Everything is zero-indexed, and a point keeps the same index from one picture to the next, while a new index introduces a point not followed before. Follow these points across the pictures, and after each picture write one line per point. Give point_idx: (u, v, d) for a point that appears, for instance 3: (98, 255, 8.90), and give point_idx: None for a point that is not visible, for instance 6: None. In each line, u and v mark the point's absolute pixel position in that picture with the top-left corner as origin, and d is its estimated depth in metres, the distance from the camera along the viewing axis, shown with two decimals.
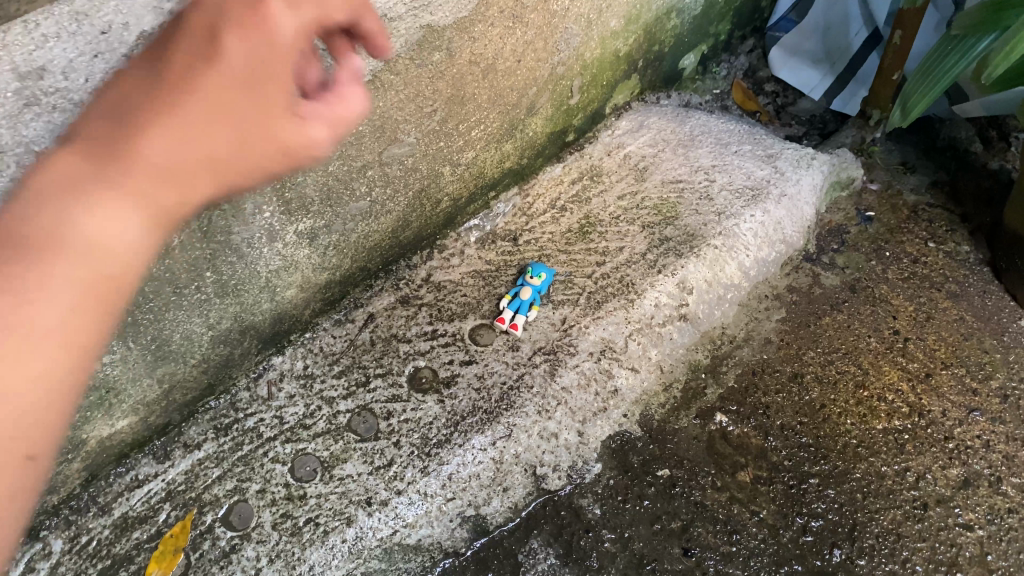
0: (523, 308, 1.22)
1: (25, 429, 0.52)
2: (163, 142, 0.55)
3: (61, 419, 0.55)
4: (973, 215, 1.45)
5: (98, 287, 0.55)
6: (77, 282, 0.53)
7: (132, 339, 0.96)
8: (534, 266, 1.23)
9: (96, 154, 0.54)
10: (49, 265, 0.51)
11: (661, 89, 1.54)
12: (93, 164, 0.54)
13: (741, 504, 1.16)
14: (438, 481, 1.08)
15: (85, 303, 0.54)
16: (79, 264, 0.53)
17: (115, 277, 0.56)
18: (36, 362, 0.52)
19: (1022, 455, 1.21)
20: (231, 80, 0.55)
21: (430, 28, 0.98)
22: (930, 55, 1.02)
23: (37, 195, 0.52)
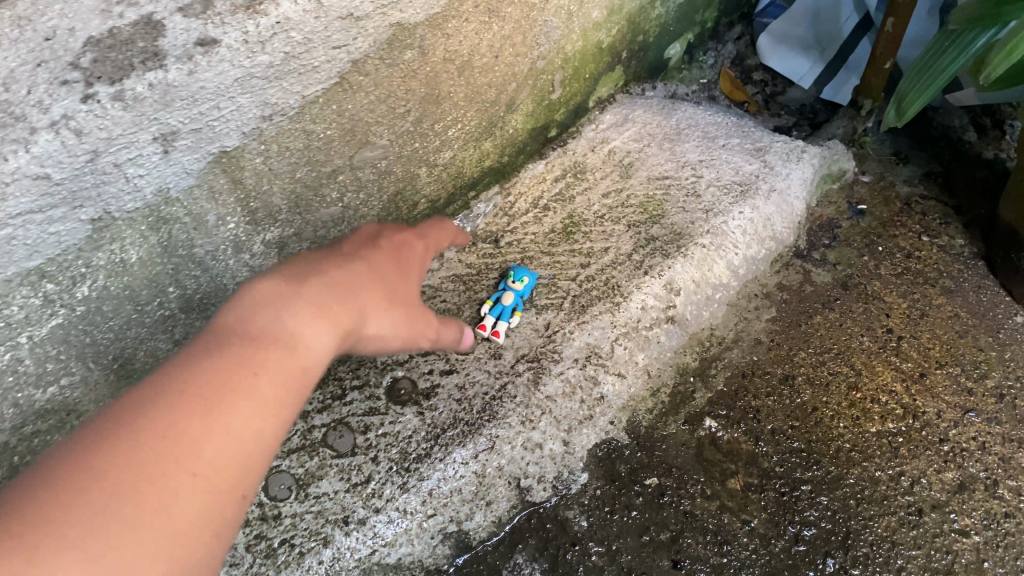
0: (506, 313, 1.17)
1: (241, 473, 0.65)
2: (349, 267, 0.82)
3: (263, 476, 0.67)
4: (967, 207, 1.41)
5: (295, 377, 0.71)
6: (281, 367, 0.70)
7: (92, 360, 0.91)
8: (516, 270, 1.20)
9: (295, 282, 0.76)
10: (273, 353, 0.70)
11: (646, 80, 1.49)
12: (293, 289, 0.76)
13: (731, 512, 1.13)
14: (418, 497, 1.05)
15: (285, 386, 0.70)
16: (284, 356, 0.71)
17: (307, 377, 0.73)
18: (254, 419, 0.66)
19: (1019, 456, 1.17)
20: (399, 280, 0.88)
21: (400, 25, 0.93)
22: (927, 51, 1.00)
23: (264, 302, 0.73)
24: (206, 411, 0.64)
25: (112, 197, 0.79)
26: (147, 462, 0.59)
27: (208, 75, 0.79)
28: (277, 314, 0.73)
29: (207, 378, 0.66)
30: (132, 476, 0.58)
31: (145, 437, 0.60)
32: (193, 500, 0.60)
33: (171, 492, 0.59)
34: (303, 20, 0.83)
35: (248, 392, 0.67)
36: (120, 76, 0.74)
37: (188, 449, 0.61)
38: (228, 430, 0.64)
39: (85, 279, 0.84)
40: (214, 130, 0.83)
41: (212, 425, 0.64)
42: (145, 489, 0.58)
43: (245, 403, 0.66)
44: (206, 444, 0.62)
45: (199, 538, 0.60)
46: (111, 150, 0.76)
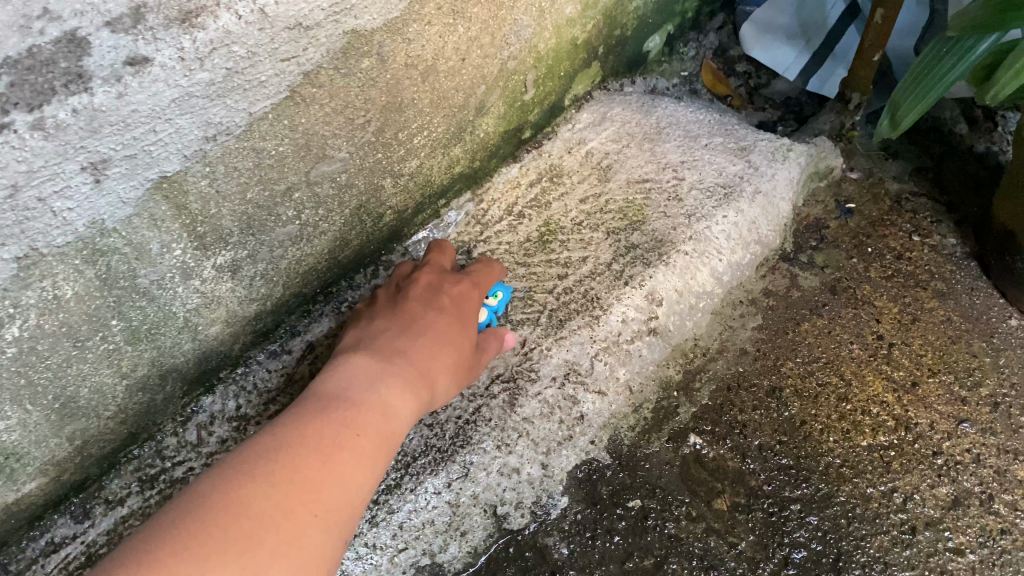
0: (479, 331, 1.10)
1: (348, 519, 0.72)
2: (420, 340, 0.95)
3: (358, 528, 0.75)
4: (959, 204, 1.36)
5: (384, 445, 0.80)
6: (376, 434, 0.80)
7: (29, 401, 0.84)
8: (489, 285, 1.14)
9: (381, 359, 0.90)
10: (372, 423, 0.80)
11: (625, 75, 1.43)
12: (378, 364, 0.89)
13: (718, 535, 1.08)
14: (388, 531, 1.00)
15: (381, 449, 0.79)
16: (381, 422, 0.81)
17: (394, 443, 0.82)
18: (363, 474, 0.75)
19: (1015, 469, 1.13)
20: (459, 338, 0.99)
21: (355, 33, 0.86)
22: (923, 59, 0.95)
23: (371, 362, 0.89)
24: (321, 464, 0.72)
25: (37, 233, 0.72)
26: (285, 500, 0.67)
27: (142, 97, 0.72)
28: (369, 390, 0.84)
29: (324, 436, 0.75)
30: (267, 512, 0.65)
31: (277, 478, 0.69)
32: (316, 540, 0.67)
33: (300, 529, 0.66)
34: (246, 33, 0.75)
35: (355, 450, 0.76)
36: (40, 102, 0.65)
37: (314, 492, 0.69)
38: (342, 482, 0.72)
39: (14, 320, 0.77)
40: (150, 155, 0.76)
41: (330, 473, 0.72)
42: (279, 525, 0.65)
43: (358, 458, 0.75)
44: (326, 490, 0.70)
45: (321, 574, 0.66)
46: (33, 184, 0.69)
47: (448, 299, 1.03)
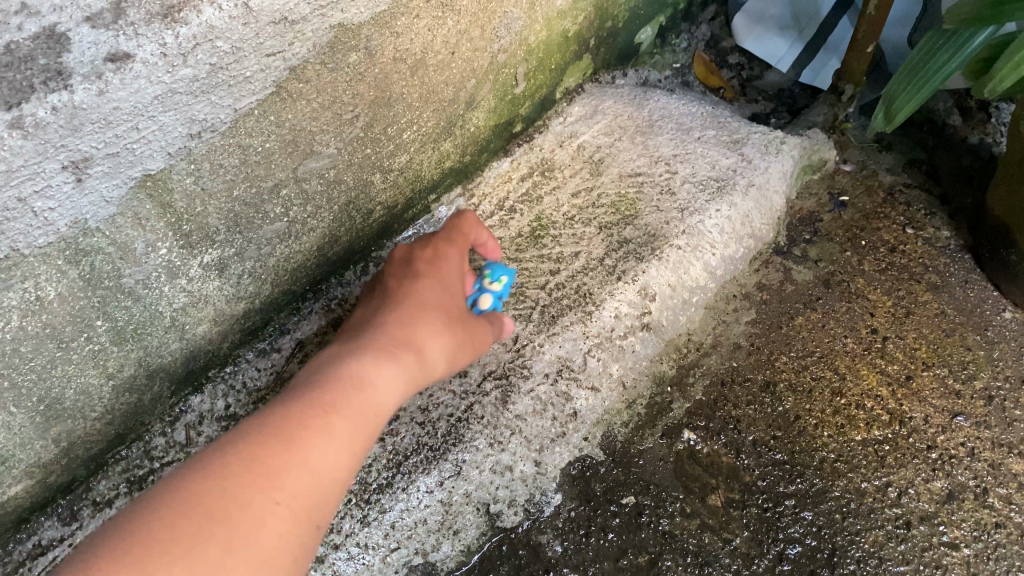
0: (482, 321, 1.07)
1: (319, 505, 0.68)
2: (401, 320, 0.92)
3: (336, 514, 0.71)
4: (953, 196, 1.35)
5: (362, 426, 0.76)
6: (353, 412, 0.75)
7: (13, 404, 0.83)
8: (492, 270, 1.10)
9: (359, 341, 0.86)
10: (349, 403, 0.76)
11: (617, 67, 1.42)
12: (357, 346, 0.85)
13: (712, 531, 1.07)
14: (380, 531, 0.99)
15: (360, 428, 0.75)
16: (359, 400, 0.77)
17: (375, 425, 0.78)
18: (335, 457, 0.71)
19: (1009, 463, 1.13)
20: (443, 315, 0.96)
21: (342, 27, 0.84)
22: (918, 51, 0.94)
23: (348, 345, 0.86)
24: (285, 447, 0.68)
25: (18, 233, 0.71)
26: (245, 489, 0.63)
27: (123, 94, 0.70)
28: (345, 368, 0.80)
29: (295, 417, 0.71)
30: (224, 503, 0.61)
31: (235, 468, 0.65)
32: (278, 530, 0.63)
33: (260, 518, 0.62)
34: (229, 27, 0.74)
35: (328, 430, 0.71)
36: (17, 100, 0.65)
37: (277, 478, 0.65)
38: (310, 465, 0.68)
39: None
40: (134, 153, 0.75)
41: (300, 457, 0.68)
42: (237, 517, 0.61)
43: (331, 438, 0.71)
44: (290, 474, 0.66)
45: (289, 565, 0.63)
46: (12, 184, 0.68)
47: (433, 270, 1.02)
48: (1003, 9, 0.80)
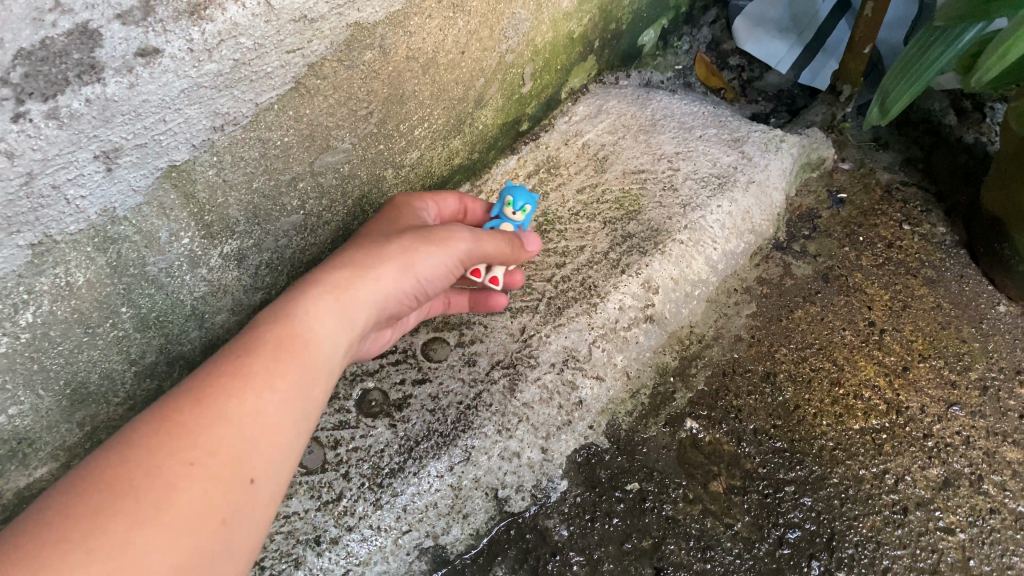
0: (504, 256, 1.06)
1: (252, 455, 0.68)
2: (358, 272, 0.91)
3: (284, 459, 0.72)
4: (948, 193, 1.39)
5: (289, 379, 0.74)
6: (282, 358, 0.75)
7: (41, 387, 0.86)
8: (515, 196, 1.03)
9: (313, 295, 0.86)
10: (280, 345, 0.75)
11: (620, 68, 1.46)
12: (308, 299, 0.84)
13: (715, 517, 1.10)
14: (392, 514, 1.02)
15: (296, 367, 0.75)
16: (288, 347, 0.76)
17: (321, 362, 0.78)
18: (261, 404, 0.71)
19: (1004, 451, 1.16)
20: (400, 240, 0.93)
21: (358, 25, 0.88)
22: (912, 48, 0.98)
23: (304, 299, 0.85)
24: (202, 411, 0.67)
25: (51, 220, 0.74)
26: (158, 452, 0.63)
27: (152, 88, 0.74)
28: (278, 321, 0.77)
29: (219, 370, 0.71)
30: (137, 473, 0.61)
31: (153, 434, 0.65)
32: (203, 487, 0.63)
33: (181, 482, 0.62)
34: (252, 24, 0.77)
35: (245, 384, 0.71)
36: (54, 92, 0.68)
37: (198, 436, 0.66)
38: (231, 417, 0.68)
39: (28, 306, 0.79)
40: (161, 144, 0.78)
41: (220, 413, 0.68)
42: (152, 485, 0.61)
43: (255, 385, 0.71)
44: (211, 430, 0.66)
45: (215, 533, 0.63)
46: (47, 172, 0.71)
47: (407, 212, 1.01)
48: (989, 7, 0.84)
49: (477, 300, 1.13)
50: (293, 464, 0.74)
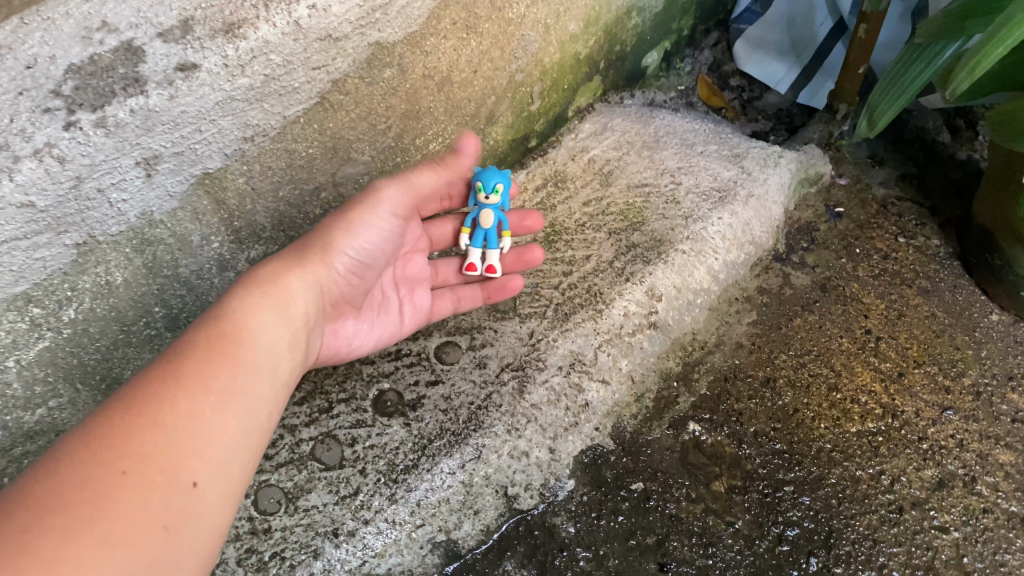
0: (494, 239, 1.15)
1: (188, 458, 0.71)
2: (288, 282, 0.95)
3: (226, 458, 0.75)
4: (942, 208, 1.45)
5: (223, 379, 0.78)
6: (212, 358, 0.78)
7: (80, 381, 0.91)
8: (486, 179, 1.10)
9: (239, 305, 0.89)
10: (209, 347, 0.79)
11: (624, 88, 1.53)
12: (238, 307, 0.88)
13: (716, 515, 1.14)
14: (406, 508, 1.06)
15: (226, 366, 0.79)
16: (216, 347, 0.80)
17: (253, 359, 0.82)
18: (193, 405, 0.74)
19: (996, 453, 1.20)
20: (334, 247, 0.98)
21: (379, 45, 0.95)
22: (896, 64, 1.06)
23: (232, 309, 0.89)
24: (134, 420, 0.70)
25: (95, 222, 0.81)
26: (90, 464, 0.65)
27: (190, 99, 0.81)
28: (205, 329, 0.81)
29: (146, 378, 0.74)
30: (69, 487, 0.63)
31: (84, 447, 0.66)
32: (138, 493, 0.66)
33: (114, 490, 0.64)
34: (282, 42, 0.84)
35: (177, 389, 0.74)
36: (101, 103, 0.75)
37: (129, 443, 0.68)
38: (163, 421, 0.71)
39: (71, 302, 0.85)
40: (196, 153, 0.85)
41: (151, 419, 0.70)
42: (85, 496, 0.63)
43: (186, 389, 0.74)
44: (142, 437, 0.69)
45: (161, 530, 0.66)
46: (94, 177, 0.78)
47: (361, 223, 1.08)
48: (967, 22, 0.94)
49: (488, 289, 1.20)
50: (238, 464, 0.76)
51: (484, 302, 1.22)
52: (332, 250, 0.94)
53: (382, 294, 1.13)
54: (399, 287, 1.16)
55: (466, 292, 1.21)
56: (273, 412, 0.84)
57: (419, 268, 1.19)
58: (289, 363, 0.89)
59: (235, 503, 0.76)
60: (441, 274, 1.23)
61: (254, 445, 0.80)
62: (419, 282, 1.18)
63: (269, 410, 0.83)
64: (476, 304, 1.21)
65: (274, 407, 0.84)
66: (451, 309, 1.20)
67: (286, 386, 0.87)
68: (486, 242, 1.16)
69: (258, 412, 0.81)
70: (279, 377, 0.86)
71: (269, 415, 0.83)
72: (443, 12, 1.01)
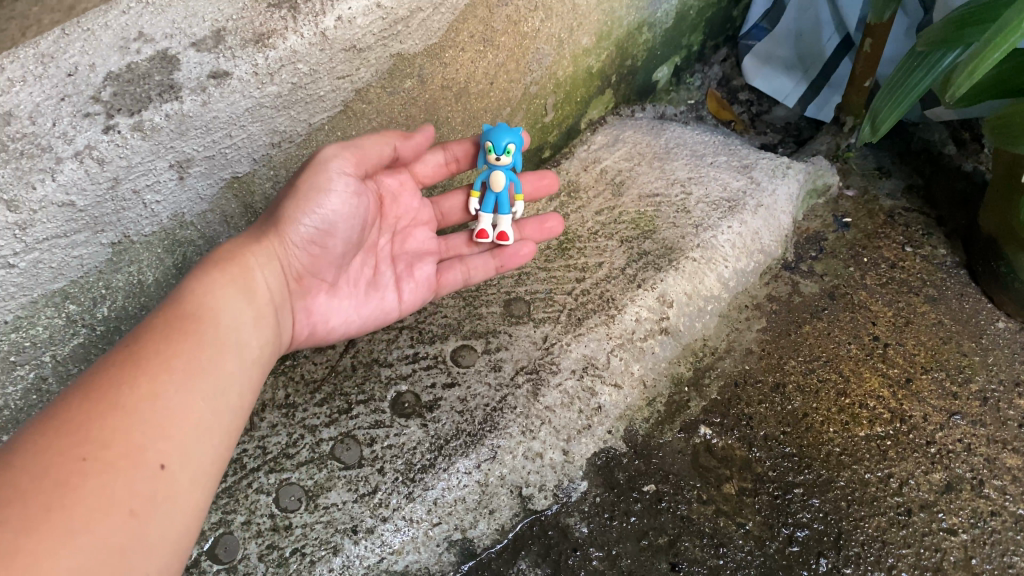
0: (505, 203, 1.14)
1: (152, 442, 0.73)
2: None
3: (193, 437, 0.76)
4: (948, 218, 1.48)
5: (184, 361, 0.79)
6: (172, 339, 0.80)
7: None
8: (497, 139, 1.07)
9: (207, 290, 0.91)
10: (167, 330, 0.81)
11: (635, 102, 1.60)
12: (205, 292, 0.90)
13: (726, 516, 1.14)
14: (424, 507, 1.08)
15: (187, 345, 0.81)
16: (176, 327, 0.81)
17: (218, 337, 0.84)
18: (153, 389, 0.75)
19: (1004, 457, 1.20)
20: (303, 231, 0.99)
21: (400, 56, 0.99)
22: (898, 72, 1.14)
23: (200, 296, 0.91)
24: (95, 405, 0.71)
25: (130, 222, 0.86)
26: (47, 453, 0.67)
27: (222, 106, 0.85)
28: (165, 313, 0.83)
29: (105, 365, 0.76)
30: (28, 477, 0.65)
31: (46, 435, 0.68)
32: (100, 479, 0.67)
33: (74, 478, 0.66)
34: (308, 52, 0.88)
35: (138, 374, 0.75)
36: (139, 108, 0.80)
37: (87, 430, 0.70)
38: (122, 405, 0.73)
39: (105, 299, 0.91)
40: (227, 157, 0.90)
41: (110, 404, 0.72)
42: (44, 486, 0.65)
43: (146, 374, 0.76)
44: (101, 422, 0.71)
45: (128, 512, 0.68)
46: (130, 178, 0.83)
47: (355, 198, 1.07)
48: (966, 30, 1.02)
49: (500, 258, 1.17)
50: (208, 442, 0.78)
51: (496, 271, 1.19)
52: (294, 220, 0.93)
53: (373, 271, 1.11)
54: (397, 263, 1.13)
55: (477, 263, 1.18)
56: (246, 392, 0.85)
57: (424, 244, 1.17)
58: (259, 341, 0.90)
59: (211, 483, 0.78)
60: (451, 247, 1.20)
61: (226, 423, 0.81)
62: (421, 256, 1.16)
63: (239, 388, 0.84)
64: (489, 274, 1.19)
65: (246, 385, 0.86)
66: (461, 281, 1.18)
67: (257, 366, 0.89)
68: (497, 206, 1.15)
69: (226, 390, 0.82)
70: (248, 354, 0.87)
71: (241, 394, 0.85)
72: (462, 25, 1.05)
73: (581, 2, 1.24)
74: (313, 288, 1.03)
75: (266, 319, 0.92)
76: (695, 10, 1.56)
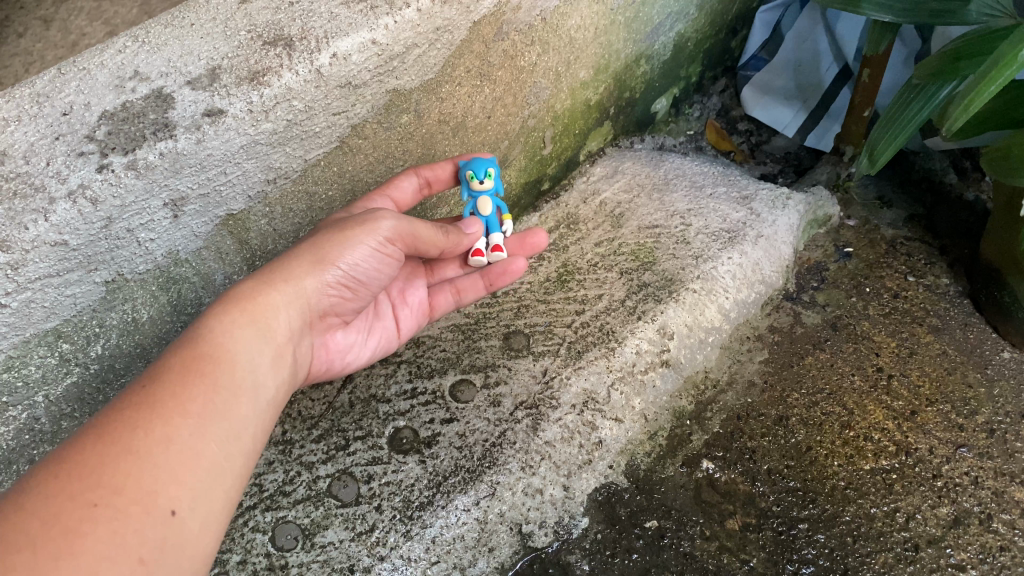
0: (495, 225, 1.13)
1: (164, 486, 0.70)
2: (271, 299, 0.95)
3: (206, 480, 0.74)
4: (950, 248, 1.47)
5: (199, 405, 0.77)
6: (187, 381, 0.78)
7: None
8: (476, 167, 1.07)
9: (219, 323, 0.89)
10: (183, 372, 0.78)
11: (634, 133, 1.61)
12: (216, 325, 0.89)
13: (731, 552, 1.12)
14: (421, 545, 1.06)
15: (203, 388, 0.78)
16: (193, 369, 0.79)
17: (234, 379, 0.82)
18: (167, 432, 0.73)
19: (1012, 490, 1.18)
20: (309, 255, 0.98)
21: (396, 91, 0.99)
22: (895, 104, 1.14)
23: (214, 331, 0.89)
24: (109, 450, 0.70)
25: (124, 260, 0.86)
26: (57, 498, 0.65)
27: (216, 143, 0.85)
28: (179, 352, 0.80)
29: (122, 405, 0.74)
30: (37, 522, 0.64)
31: (57, 478, 0.67)
32: (110, 526, 0.65)
33: (84, 525, 0.64)
34: (304, 89, 0.88)
35: (151, 417, 0.73)
36: (132, 147, 0.81)
37: (100, 474, 0.68)
38: (135, 450, 0.70)
39: (99, 338, 0.91)
40: (221, 195, 0.90)
41: (122, 448, 0.70)
42: (52, 533, 0.63)
43: (161, 417, 0.74)
44: (113, 466, 0.69)
45: (138, 558, 0.66)
46: (124, 217, 0.82)
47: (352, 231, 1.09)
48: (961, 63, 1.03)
49: (487, 278, 1.19)
50: (221, 486, 0.76)
51: (487, 288, 1.22)
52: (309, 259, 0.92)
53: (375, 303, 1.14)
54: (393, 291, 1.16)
55: (465, 284, 1.21)
56: (259, 433, 0.83)
57: (411, 264, 1.19)
58: (275, 380, 0.88)
59: (221, 526, 0.76)
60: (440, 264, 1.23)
61: (239, 466, 0.79)
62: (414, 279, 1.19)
63: (255, 429, 0.82)
64: (480, 294, 1.22)
65: (261, 427, 0.83)
66: (452, 302, 1.23)
67: (272, 406, 0.86)
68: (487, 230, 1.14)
69: (240, 434, 0.80)
70: (263, 397, 0.84)
71: (254, 436, 0.82)
72: (458, 61, 1.05)
73: (578, 35, 1.24)
74: (330, 325, 1.05)
75: (283, 357, 0.90)
76: (693, 41, 1.56)
